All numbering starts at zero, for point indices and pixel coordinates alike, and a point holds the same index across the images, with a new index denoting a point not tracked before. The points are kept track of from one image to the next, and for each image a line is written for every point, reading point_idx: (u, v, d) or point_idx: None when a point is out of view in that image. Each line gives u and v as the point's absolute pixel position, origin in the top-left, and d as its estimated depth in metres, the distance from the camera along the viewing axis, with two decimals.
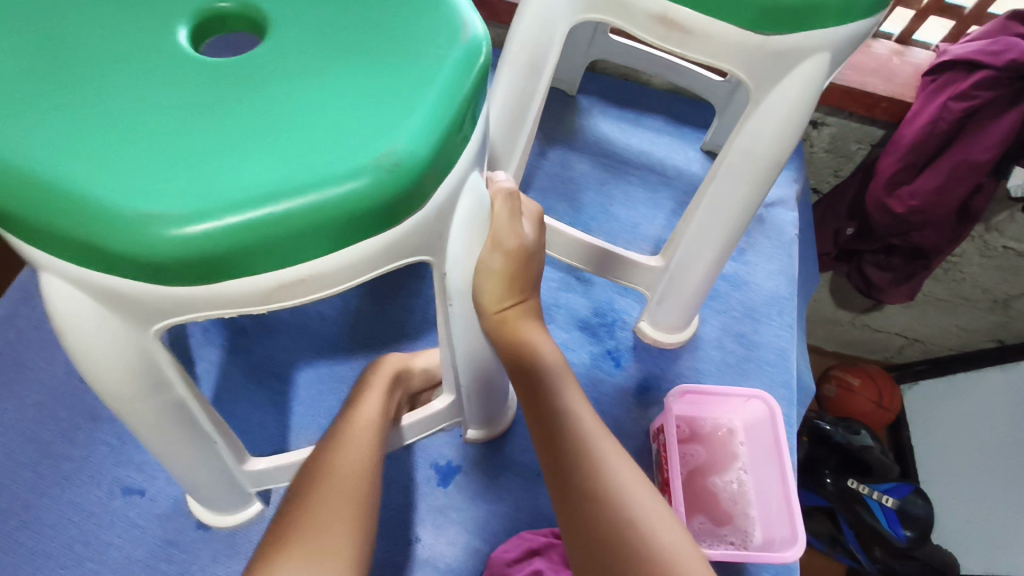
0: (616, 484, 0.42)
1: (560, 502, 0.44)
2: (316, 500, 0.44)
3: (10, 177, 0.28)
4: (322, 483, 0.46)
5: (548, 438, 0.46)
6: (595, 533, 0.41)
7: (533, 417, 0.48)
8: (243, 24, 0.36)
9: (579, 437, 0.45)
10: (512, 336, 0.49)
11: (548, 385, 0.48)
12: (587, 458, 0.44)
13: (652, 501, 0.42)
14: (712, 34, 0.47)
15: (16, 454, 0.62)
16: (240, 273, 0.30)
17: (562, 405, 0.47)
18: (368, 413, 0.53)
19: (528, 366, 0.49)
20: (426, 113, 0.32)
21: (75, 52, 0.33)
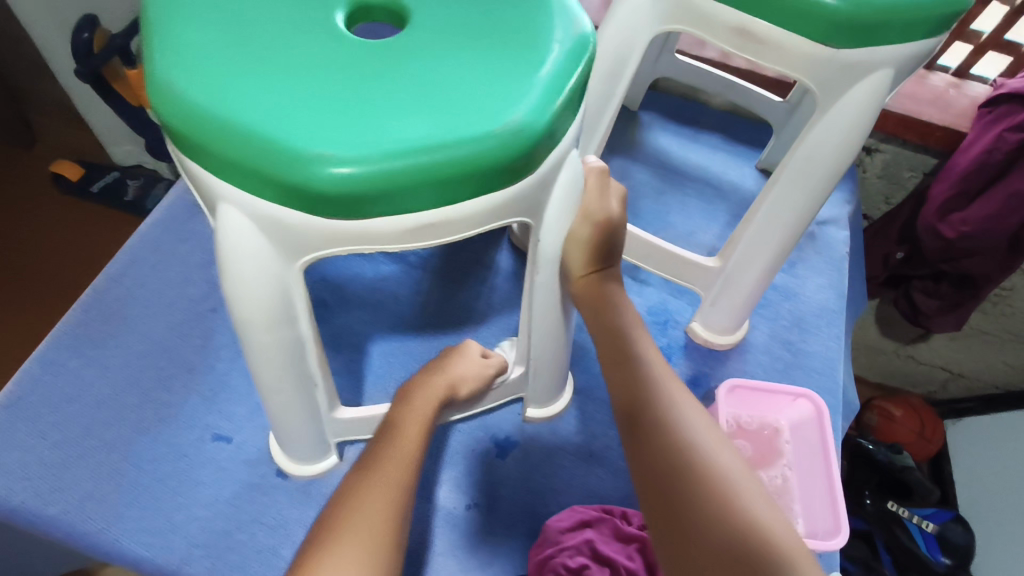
0: (687, 418, 0.49)
1: (632, 430, 0.50)
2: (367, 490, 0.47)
3: (209, 117, 0.34)
4: (376, 471, 0.49)
5: (624, 379, 0.52)
6: (662, 453, 0.47)
7: (611, 364, 0.54)
8: (386, 14, 0.43)
9: (655, 381, 0.51)
10: (596, 297, 0.56)
11: (628, 340, 0.55)
12: (662, 396, 0.50)
13: (716, 435, 0.48)
14: (786, 46, 0.52)
15: (120, 396, 0.68)
16: (382, 212, 0.36)
17: (638, 354, 0.53)
18: (421, 415, 0.55)
19: (609, 326, 0.56)
20: (544, 91, 0.38)
21: (253, 23, 0.38)
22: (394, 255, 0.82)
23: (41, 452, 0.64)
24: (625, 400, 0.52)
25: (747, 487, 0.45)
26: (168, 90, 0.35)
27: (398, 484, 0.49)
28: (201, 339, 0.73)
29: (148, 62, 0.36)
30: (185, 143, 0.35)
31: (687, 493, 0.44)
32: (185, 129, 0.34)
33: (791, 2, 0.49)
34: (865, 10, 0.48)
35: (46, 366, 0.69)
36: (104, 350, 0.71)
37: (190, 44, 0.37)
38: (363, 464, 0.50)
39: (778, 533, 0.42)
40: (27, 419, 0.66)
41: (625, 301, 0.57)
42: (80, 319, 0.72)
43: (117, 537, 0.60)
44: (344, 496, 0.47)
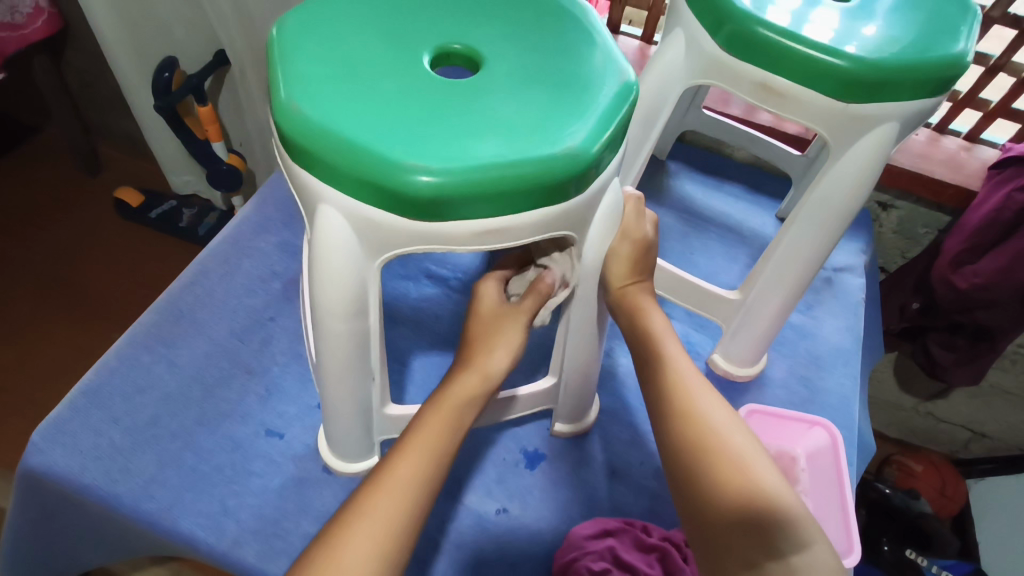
0: (705, 407, 0.54)
1: (657, 421, 0.56)
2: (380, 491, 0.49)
3: (323, 133, 0.42)
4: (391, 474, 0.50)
5: (650, 378, 0.58)
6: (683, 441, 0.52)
7: (638, 364, 0.60)
8: (464, 60, 0.51)
9: (676, 374, 0.57)
10: (631, 308, 0.61)
11: (654, 342, 0.60)
12: (681, 389, 0.56)
13: (731, 421, 0.53)
14: (803, 100, 0.59)
15: (185, 390, 0.75)
16: (456, 217, 0.43)
17: (662, 353, 0.59)
18: (453, 404, 0.55)
19: (640, 331, 0.61)
20: (596, 125, 0.45)
21: (358, 62, 0.47)
22: (437, 279, 0.89)
23: (113, 436, 0.70)
24: (650, 394, 0.58)
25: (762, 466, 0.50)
26: (291, 111, 0.43)
27: (409, 493, 0.49)
28: (259, 345, 0.80)
29: (274, 90, 0.44)
30: (302, 153, 0.43)
31: (704, 472, 0.50)
32: (303, 142, 0.42)
33: (808, 63, 0.57)
34: (873, 70, 0.55)
35: (122, 360, 0.76)
36: (172, 348, 0.78)
37: (308, 76, 0.45)
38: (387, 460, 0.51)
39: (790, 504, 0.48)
40: (102, 406, 0.72)
41: (652, 307, 0.62)
42: (153, 320, 0.80)
43: (176, 518, 0.66)
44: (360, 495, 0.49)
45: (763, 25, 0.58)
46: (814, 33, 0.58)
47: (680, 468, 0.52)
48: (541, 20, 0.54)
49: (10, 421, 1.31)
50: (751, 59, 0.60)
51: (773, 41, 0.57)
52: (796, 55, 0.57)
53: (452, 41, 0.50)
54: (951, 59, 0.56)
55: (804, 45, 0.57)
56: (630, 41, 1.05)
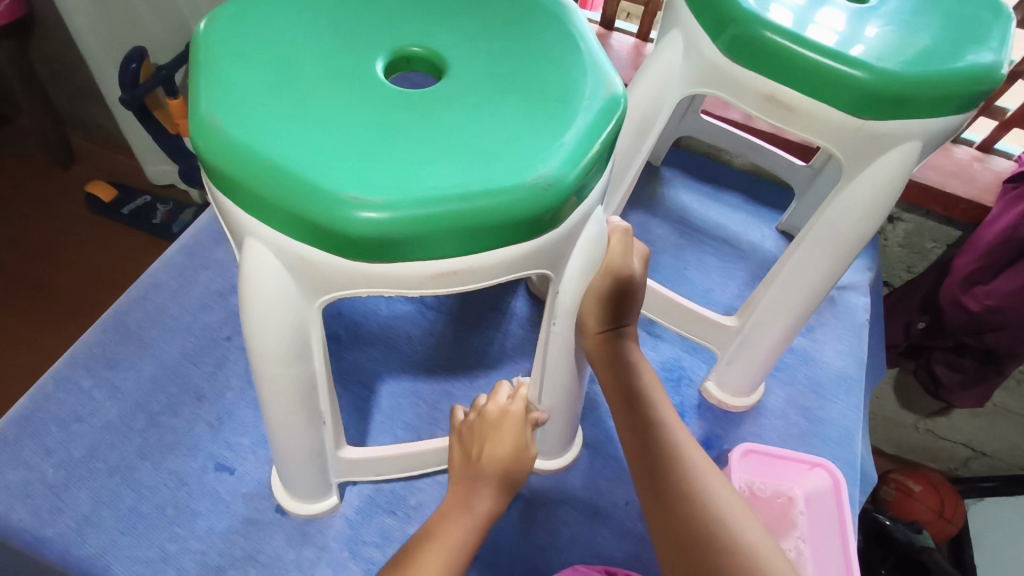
0: (700, 474, 0.48)
1: (654, 505, 0.48)
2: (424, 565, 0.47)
3: (247, 156, 0.35)
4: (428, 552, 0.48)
5: (643, 448, 0.51)
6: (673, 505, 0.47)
7: (628, 428, 0.53)
8: (426, 66, 0.44)
9: (675, 451, 0.50)
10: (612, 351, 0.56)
11: (644, 398, 0.54)
12: (682, 466, 0.49)
13: (742, 509, 0.46)
14: (815, 115, 0.53)
15: (127, 419, 0.68)
16: (408, 257, 0.37)
17: (657, 420, 0.52)
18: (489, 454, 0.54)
19: (628, 383, 0.55)
20: (575, 147, 0.39)
21: (299, 69, 0.40)
22: (411, 294, 0.83)
23: (44, 471, 0.64)
24: (638, 454, 0.51)
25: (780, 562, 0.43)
26: (212, 128, 0.36)
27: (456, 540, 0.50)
28: (213, 366, 0.73)
29: (194, 100, 0.38)
30: (224, 179, 0.36)
31: (717, 571, 0.43)
32: (224, 165, 0.35)
33: (822, 74, 0.50)
34: (895, 84, 0.49)
35: (59, 384, 0.69)
36: (116, 371, 0.71)
37: (236, 85, 0.38)
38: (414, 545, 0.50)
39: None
40: (34, 436, 0.66)
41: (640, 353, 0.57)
42: (98, 338, 0.73)
43: (109, 564, 0.60)
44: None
45: (771, 29, 0.51)
46: (827, 37, 0.51)
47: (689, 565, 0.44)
48: (516, 19, 0.47)
49: None
50: (756, 67, 0.53)
51: (782, 47, 0.51)
52: (807, 63, 0.50)
53: (412, 44, 0.43)
54: (981, 71, 0.50)
55: (817, 53, 0.50)
56: (625, 38, 0.98)
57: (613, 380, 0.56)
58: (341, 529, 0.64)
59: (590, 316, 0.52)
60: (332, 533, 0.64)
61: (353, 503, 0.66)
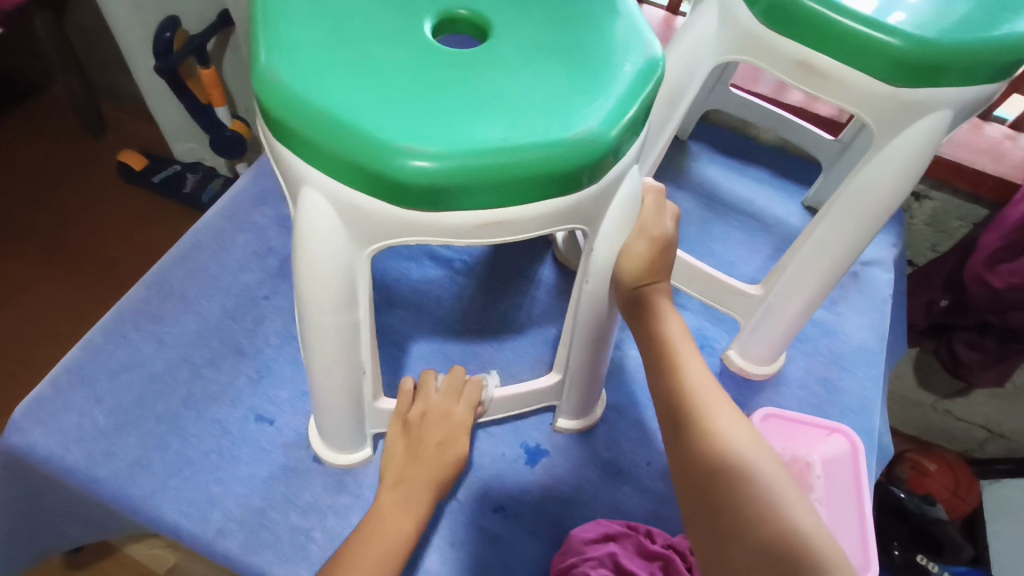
0: (724, 427, 0.49)
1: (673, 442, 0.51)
2: (372, 536, 0.54)
3: (307, 108, 0.37)
4: (370, 543, 0.54)
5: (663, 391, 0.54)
6: (697, 457, 0.49)
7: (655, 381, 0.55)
8: (470, 28, 0.46)
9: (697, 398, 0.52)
10: (641, 309, 0.57)
11: (669, 351, 0.55)
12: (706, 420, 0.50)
13: (758, 447, 0.49)
14: (848, 81, 0.53)
15: (173, 371, 0.72)
16: (454, 207, 0.39)
17: (684, 373, 0.53)
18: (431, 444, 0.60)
19: (652, 337, 0.56)
20: (616, 106, 0.40)
21: (351, 26, 0.42)
22: (440, 260, 0.85)
23: (96, 416, 0.67)
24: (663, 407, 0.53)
25: (793, 496, 0.46)
26: (273, 81, 0.38)
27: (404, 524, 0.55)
28: (251, 323, 0.77)
29: (254, 57, 0.40)
30: (284, 130, 0.38)
31: (738, 513, 0.45)
32: (284, 116, 0.38)
33: (857, 40, 0.51)
34: (930, 50, 0.49)
35: (108, 336, 0.73)
36: (160, 325, 0.74)
37: (294, 40, 0.40)
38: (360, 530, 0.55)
39: (820, 538, 0.43)
40: (86, 383, 0.69)
41: (669, 311, 0.57)
42: (143, 294, 0.76)
43: (159, 504, 0.63)
44: (335, 565, 0.52)
45: None
46: (863, 2, 0.52)
47: (702, 499, 0.47)
48: None
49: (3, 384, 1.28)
50: (790, 34, 0.54)
51: (817, 13, 0.51)
52: (841, 30, 0.51)
53: (457, 6, 0.45)
54: (1018, 39, 0.50)
55: (852, 20, 0.51)
56: (655, 11, 0.98)
57: (641, 338, 0.57)
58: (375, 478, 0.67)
59: (622, 276, 0.54)
60: (367, 482, 0.67)
61: None
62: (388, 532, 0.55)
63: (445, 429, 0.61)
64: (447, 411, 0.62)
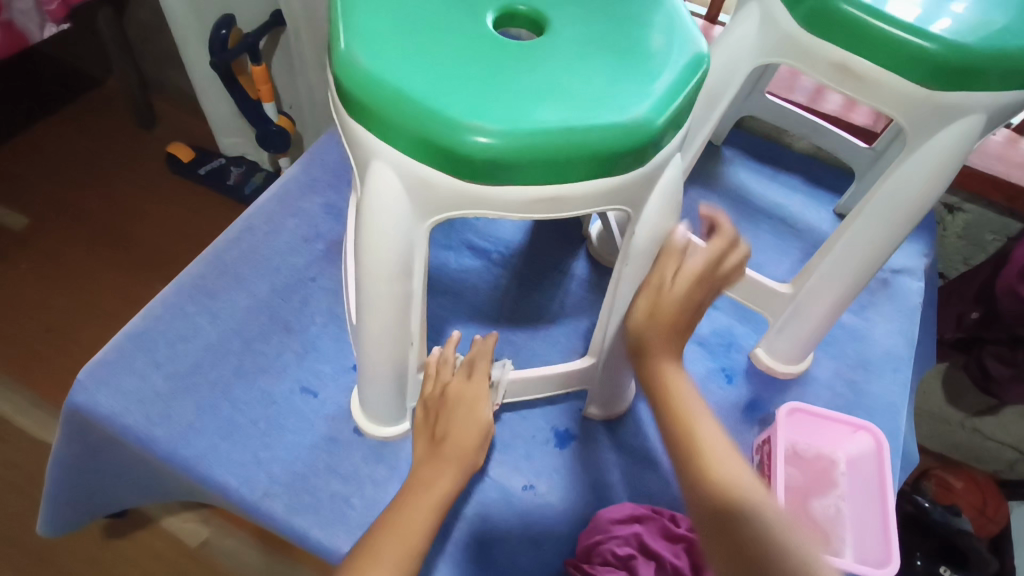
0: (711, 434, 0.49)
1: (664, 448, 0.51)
2: (403, 517, 0.54)
3: (383, 87, 0.41)
4: (394, 532, 0.53)
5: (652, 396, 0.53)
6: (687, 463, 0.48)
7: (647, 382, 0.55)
8: (528, 22, 0.49)
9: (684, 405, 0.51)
10: None
11: None
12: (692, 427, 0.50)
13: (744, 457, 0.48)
14: (884, 84, 0.56)
15: (225, 342, 0.76)
16: (511, 183, 0.42)
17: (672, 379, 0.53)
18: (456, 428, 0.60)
19: None
20: (663, 95, 0.43)
21: (421, 17, 0.45)
22: (478, 251, 0.88)
23: (154, 380, 0.72)
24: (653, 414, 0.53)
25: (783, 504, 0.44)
26: (352, 63, 0.42)
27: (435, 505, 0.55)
28: (299, 302, 0.81)
29: (334, 42, 0.44)
30: (360, 108, 0.42)
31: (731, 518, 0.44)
32: (361, 95, 0.41)
33: (894, 45, 0.53)
34: (965, 56, 0.51)
35: (167, 307, 0.77)
36: (215, 300, 0.79)
37: (371, 28, 0.44)
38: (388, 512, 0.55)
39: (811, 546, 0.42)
40: (146, 349, 0.74)
41: None
42: (199, 270, 0.81)
43: (210, 464, 0.67)
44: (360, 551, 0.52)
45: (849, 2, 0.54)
46: (904, 10, 0.54)
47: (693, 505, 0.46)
48: None
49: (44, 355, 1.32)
50: (829, 38, 0.56)
51: (857, 18, 0.54)
52: (880, 35, 0.53)
53: (517, 2, 0.49)
54: None
55: (890, 25, 0.53)
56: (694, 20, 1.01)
57: None
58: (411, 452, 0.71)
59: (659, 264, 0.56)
60: (404, 455, 0.70)
61: None
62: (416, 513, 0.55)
63: (465, 415, 0.60)
64: (463, 395, 0.61)
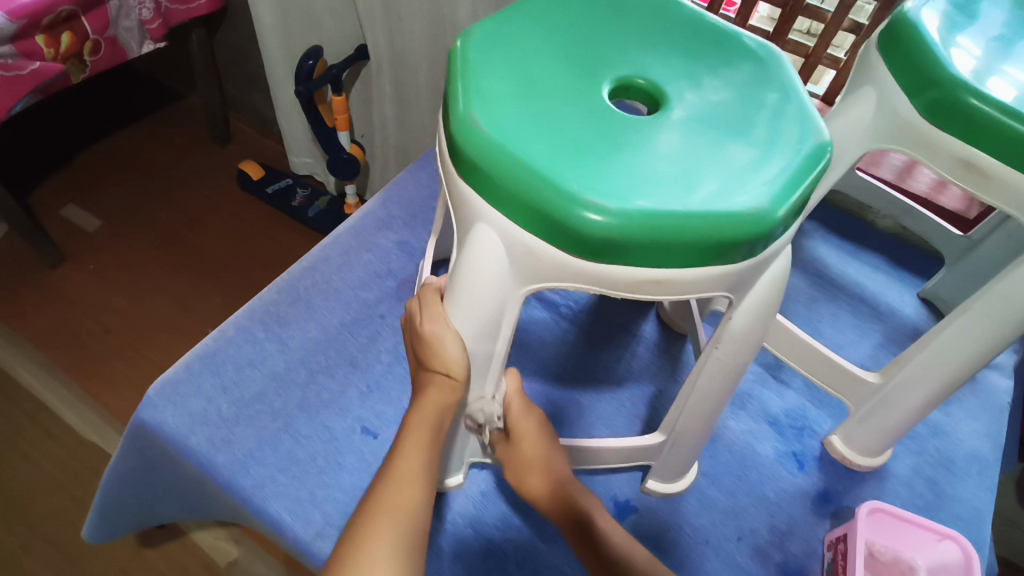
0: None
1: None
2: (393, 485, 0.47)
3: (500, 154, 0.40)
4: (385, 507, 0.46)
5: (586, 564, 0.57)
6: None
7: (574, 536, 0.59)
8: (644, 96, 0.49)
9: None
10: None
11: None
12: None
13: None
14: (1010, 183, 0.53)
15: (291, 373, 0.76)
16: (617, 261, 0.41)
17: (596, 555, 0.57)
18: (430, 408, 0.51)
19: None
20: (784, 186, 0.42)
21: (542, 85, 0.45)
22: (547, 303, 0.87)
23: (220, 405, 0.72)
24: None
25: None
26: (472, 125, 0.42)
27: (424, 457, 0.49)
28: (366, 338, 0.81)
29: (454, 101, 0.44)
30: (474, 171, 0.42)
31: None
32: (477, 158, 0.41)
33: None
34: None
35: (239, 331, 0.78)
36: (285, 328, 0.79)
37: (493, 92, 0.44)
38: (372, 490, 0.48)
39: None
40: (215, 372, 0.74)
41: None
42: (272, 297, 0.82)
43: (265, 497, 0.67)
44: (347, 541, 0.45)
45: (979, 97, 0.52)
46: (1003, 91, 0.54)
47: None
48: (729, 65, 0.51)
49: (100, 353, 1.34)
50: (951, 130, 0.54)
51: (983, 114, 0.52)
52: (1008, 132, 0.51)
53: (636, 76, 0.48)
54: None
55: (1021, 123, 0.51)
56: None
57: None
58: (465, 506, 0.69)
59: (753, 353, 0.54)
60: (457, 509, 0.69)
61: (478, 483, 0.71)
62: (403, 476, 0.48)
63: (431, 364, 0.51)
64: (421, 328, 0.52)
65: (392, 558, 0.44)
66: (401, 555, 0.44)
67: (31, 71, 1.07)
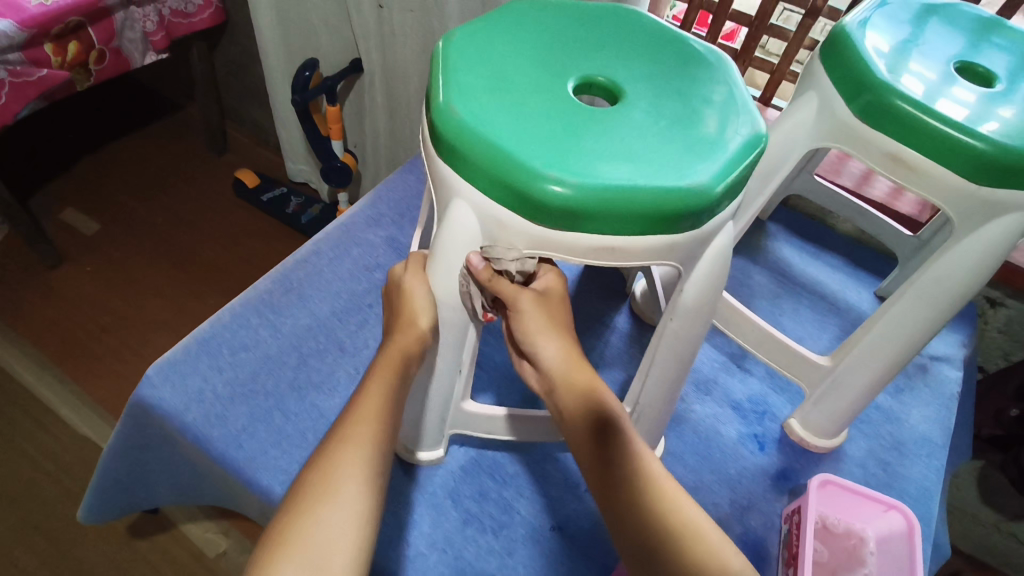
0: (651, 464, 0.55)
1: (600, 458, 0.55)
2: (358, 419, 0.49)
3: (473, 135, 0.46)
4: (350, 437, 0.48)
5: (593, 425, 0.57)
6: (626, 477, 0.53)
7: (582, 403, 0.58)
8: (605, 92, 0.55)
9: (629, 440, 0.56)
10: None
11: None
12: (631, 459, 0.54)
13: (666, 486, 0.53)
14: (933, 175, 0.59)
15: (283, 356, 0.81)
16: (575, 230, 0.47)
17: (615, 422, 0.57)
18: (396, 353, 0.54)
19: None
20: (722, 167, 0.48)
21: (513, 80, 0.51)
22: None
23: (215, 384, 0.76)
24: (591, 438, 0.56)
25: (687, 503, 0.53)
26: (449, 112, 0.48)
27: (385, 397, 0.52)
28: (355, 325, 0.86)
29: (434, 93, 0.50)
30: (451, 151, 0.47)
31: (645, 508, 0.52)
32: (453, 140, 0.47)
33: (944, 140, 0.57)
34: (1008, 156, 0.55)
35: (233, 317, 0.83)
36: (277, 315, 0.84)
37: (469, 84, 0.50)
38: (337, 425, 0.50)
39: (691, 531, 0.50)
40: (210, 354, 0.79)
41: None
42: (267, 287, 0.87)
43: (256, 468, 0.71)
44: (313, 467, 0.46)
45: (904, 99, 0.58)
46: (953, 109, 0.59)
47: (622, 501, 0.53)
48: (681, 67, 0.57)
49: (96, 351, 1.38)
50: (882, 129, 0.60)
51: (908, 113, 0.58)
52: (929, 130, 0.58)
53: (597, 74, 0.54)
54: None
55: (940, 122, 0.57)
56: None
57: None
58: (445, 478, 0.74)
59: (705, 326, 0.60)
60: (437, 481, 0.73)
61: (457, 459, 0.76)
62: (368, 412, 0.50)
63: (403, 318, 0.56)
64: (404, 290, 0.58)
65: (361, 477, 0.45)
66: (369, 476, 0.46)
67: (39, 77, 1.12)
